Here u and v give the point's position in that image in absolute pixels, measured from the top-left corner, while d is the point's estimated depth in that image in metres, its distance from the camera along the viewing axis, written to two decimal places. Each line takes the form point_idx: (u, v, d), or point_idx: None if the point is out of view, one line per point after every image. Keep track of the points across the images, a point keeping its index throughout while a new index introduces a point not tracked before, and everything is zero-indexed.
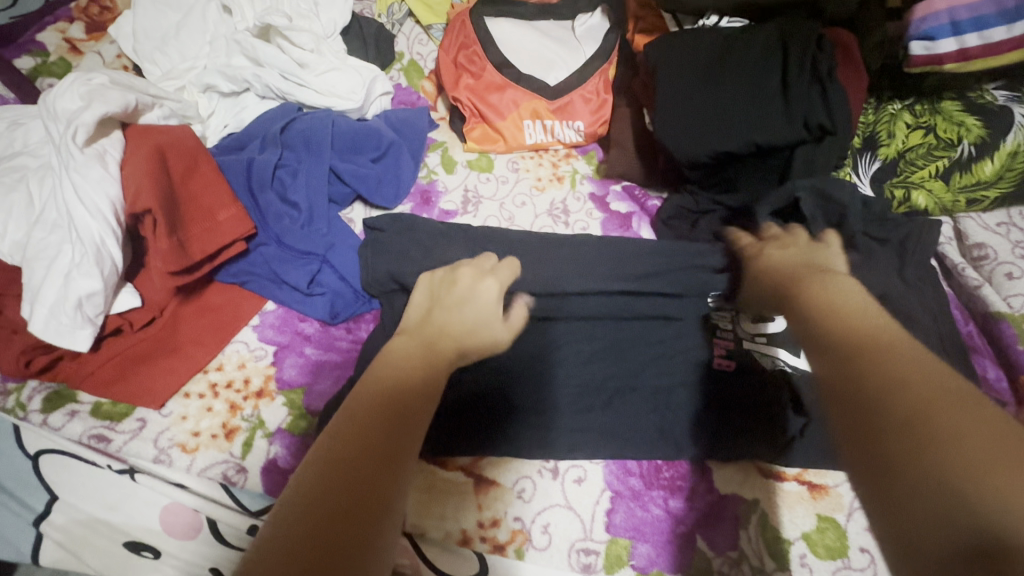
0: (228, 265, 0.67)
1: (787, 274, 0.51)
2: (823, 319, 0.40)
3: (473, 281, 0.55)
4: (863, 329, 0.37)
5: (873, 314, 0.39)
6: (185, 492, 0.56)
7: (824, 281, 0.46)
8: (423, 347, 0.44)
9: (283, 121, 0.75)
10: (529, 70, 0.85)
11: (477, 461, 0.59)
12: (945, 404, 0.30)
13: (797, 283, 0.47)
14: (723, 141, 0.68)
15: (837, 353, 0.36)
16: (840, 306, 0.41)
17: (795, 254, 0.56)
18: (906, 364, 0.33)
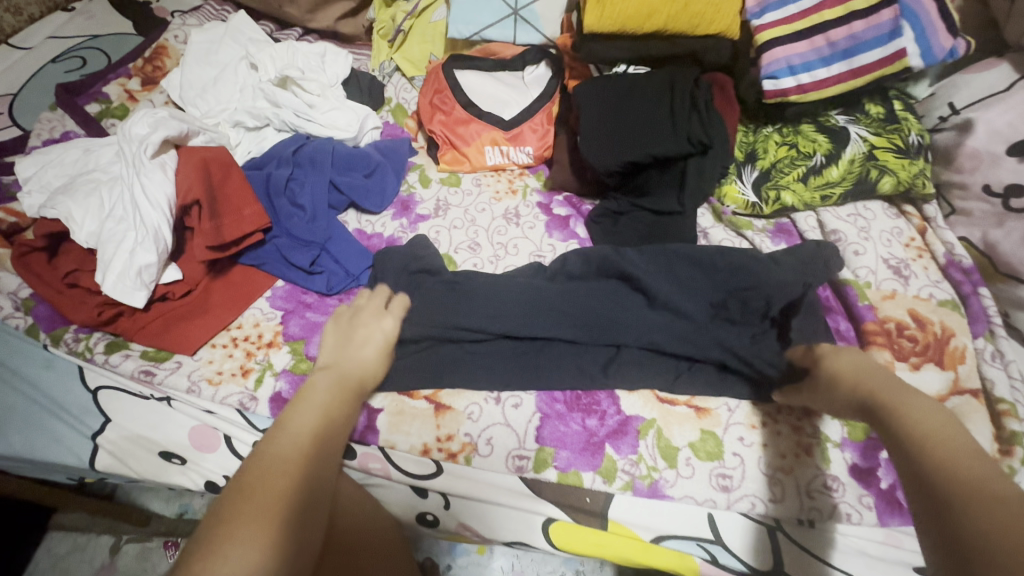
0: (248, 252, 0.86)
1: (866, 377, 0.61)
2: (908, 430, 0.52)
3: (371, 321, 0.75)
4: (928, 428, 0.52)
5: (950, 425, 0.52)
6: (212, 415, 0.73)
7: (903, 392, 0.57)
8: (335, 379, 0.66)
9: (295, 146, 0.97)
10: (488, 108, 1.09)
11: (437, 392, 0.75)
12: (981, 478, 0.46)
13: (877, 393, 0.58)
14: (628, 154, 0.90)
15: (921, 448, 0.50)
16: (916, 414, 0.54)
17: (856, 363, 0.64)
18: (956, 449, 0.49)
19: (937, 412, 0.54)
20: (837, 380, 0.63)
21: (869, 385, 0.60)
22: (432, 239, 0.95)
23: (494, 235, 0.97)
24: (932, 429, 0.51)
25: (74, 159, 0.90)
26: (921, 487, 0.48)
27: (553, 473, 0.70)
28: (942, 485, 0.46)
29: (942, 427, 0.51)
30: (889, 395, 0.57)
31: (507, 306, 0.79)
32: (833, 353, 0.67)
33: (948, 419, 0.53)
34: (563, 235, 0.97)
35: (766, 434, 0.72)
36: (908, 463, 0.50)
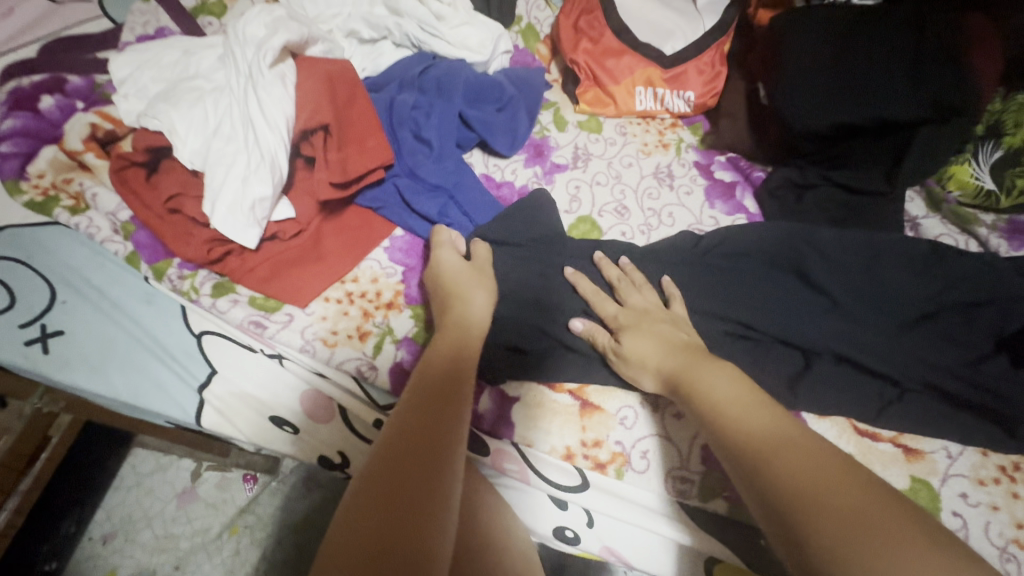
0: (366, 191, 0.74)
1: (668, 358, 0.55)
2: (720, 421, 0.46)
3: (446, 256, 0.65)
4: (737, 410, 0.46)
5: (752, 397, 0.47)
6: (325, 381, 0.63)
7: (698, 363, 0.52)
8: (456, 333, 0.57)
9: (421, 66, 0.81)
10: (646, 38, 0.88)
11: (583, 387, 0.64)
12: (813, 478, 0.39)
13: (683, 370, 0.52)
14: (847, 113, 0.70)
15: (732, 442, 0.44)
16: (713, 395, 0.48)
17: (658, 338, 0.57)
18: (786, 443, 0.42)
19: (739, 380, 0.49)
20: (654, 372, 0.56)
21: (670, 364, 0.54)
22: (571, 195, 0.80)
23: (643, 198, 0.80)
24: (746, 417, 0.45)
25: (172, 61, 0.78)
26: (744, 482, 0.42)
27: (722, 504, 0.58)
28: (759, 481, 0.41)
29: (726, 391, 0.48)
30: (688, 368, 0.52)
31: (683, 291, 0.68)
32: (639, 326, 0.60)
33: (743, 385, 0.48)
34: (727, 207, 0.80)
35: (999, 496, 0.57)
36: (728, 462, 0.44)
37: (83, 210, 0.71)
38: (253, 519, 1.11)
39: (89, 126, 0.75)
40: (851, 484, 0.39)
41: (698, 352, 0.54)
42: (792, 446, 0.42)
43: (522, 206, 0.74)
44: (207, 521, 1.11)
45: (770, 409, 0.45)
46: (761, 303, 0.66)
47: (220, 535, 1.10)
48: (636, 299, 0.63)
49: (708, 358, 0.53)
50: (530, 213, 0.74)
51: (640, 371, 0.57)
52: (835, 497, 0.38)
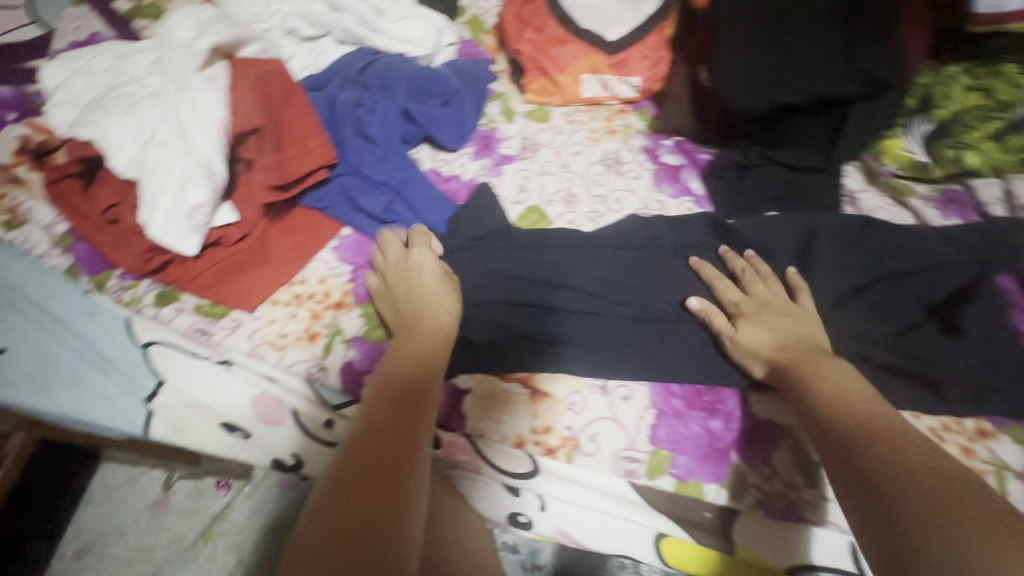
0: (311, 192, 0.74)
1: (781, 349, 0.59)
2: (823, 400, 0.51)
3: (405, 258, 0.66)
4: (840, 398, 0.50)
5: (857, 390, 0.51)
6: (274, 384, 0.63)
7: (815, 360, 0.56)
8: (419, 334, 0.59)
9: (362, 63, 0.80)
10: (588, 24, 0.88)
11: (533, 375, 0.65)
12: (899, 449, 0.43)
13: (794, 362, 0.57)
14: (783, 95, 0.72)
15: (829, 419, 0.49)
16: (821, 384, 0.53)
17: (767, 330, 0.61)
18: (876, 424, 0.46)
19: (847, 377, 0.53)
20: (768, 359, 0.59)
21: (785, 355, 0.58)
22: (520, 186, 0.80)
23: (592, 185, 0.81)
24: (854, 404, 0.49)
25: (105, 68, 0.76)
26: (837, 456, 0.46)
27: (670, 482, 0.60)
28: (850, 458, 0.45)
29: (845, 383, 0.52)
30: (803, 358, 0.57)
31: (620, 279, 0.70)
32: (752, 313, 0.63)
33: (852, 381, 0.52)
34: (674, 190, 0.81)
35: None
36: (828, 439, 0.48)
37: (18, 224, 0.69)
38: (228, 525, 1.11)
39: (20, 138, 0.74)
40: (937, 468, 0.41)
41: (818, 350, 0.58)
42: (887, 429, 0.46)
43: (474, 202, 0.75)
44: (183, 529, 1.11)
45: (870, 401, 0.50)
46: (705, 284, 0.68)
47: (196, 542, 1.10)
48: (760, 291, 0.65)
49: (824, 355, 0.57)
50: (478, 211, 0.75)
51: (751, 358, 0.61)
52: (914, 469, 0.41)
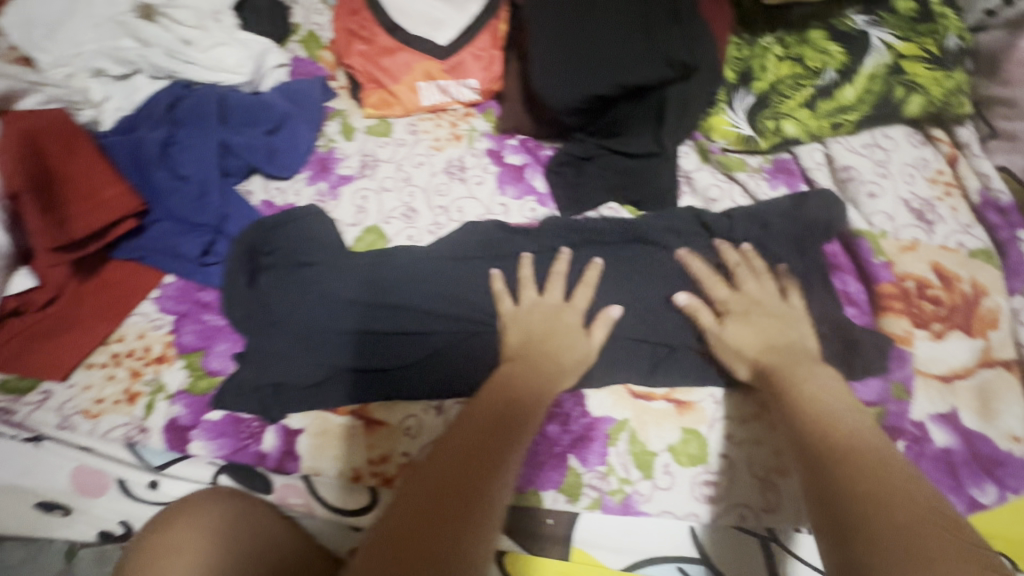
0: (124, 243, 0.70)
1: (769, 351, 0.58)
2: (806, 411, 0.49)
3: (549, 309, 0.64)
4: (827, 410, 0.49)
5: (844, 402, 0.50)
6: (92, 454, 0.60)
7: (796, 365, 0.56)
8: (524, 371, 0.57)
9: (170, 99, 0.76)
10: (417, 31, 0.86)
11: (366, 406, 0.63)
12: (859, 456, 0.42)
13: (777, 367, 0.56)
14: (592, 86, 0.71)
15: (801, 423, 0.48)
16: (811, 393, 0.51)
17: (755, 330, 0.60)
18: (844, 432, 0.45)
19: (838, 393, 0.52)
20: (751, 359, 0.59)
21: (770, 357, 0.58)
22: (357, 207, 0.78)
23: (433, 196, 0.79)
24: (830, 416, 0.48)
25: None
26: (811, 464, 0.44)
27: (509, 496, 0.58)
28: (821, 464, 0.43)
29: (830, 393, 0.51)
30: (803, 362, 0.56)
31: (460, 286, 0.68)
32: (741, 312, 0.62)
33: (834, 390, 0.52)
34: (518, 191, 0.80)
35: (759, 429, 0.61)
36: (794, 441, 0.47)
37: None
38: None
39: None
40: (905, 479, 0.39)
41: (807, 356, 0.57)
42: (854, 435, 0.45)
43: (294, 229, 0.70)
44: None
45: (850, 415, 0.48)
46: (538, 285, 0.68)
47: None
48: (752, 288, 0.64)
49: (813, 361, 0.56)
50: (309, 240, 0.69)
51: (735, 358, 0.60)
52: (881, 479, 0.39)
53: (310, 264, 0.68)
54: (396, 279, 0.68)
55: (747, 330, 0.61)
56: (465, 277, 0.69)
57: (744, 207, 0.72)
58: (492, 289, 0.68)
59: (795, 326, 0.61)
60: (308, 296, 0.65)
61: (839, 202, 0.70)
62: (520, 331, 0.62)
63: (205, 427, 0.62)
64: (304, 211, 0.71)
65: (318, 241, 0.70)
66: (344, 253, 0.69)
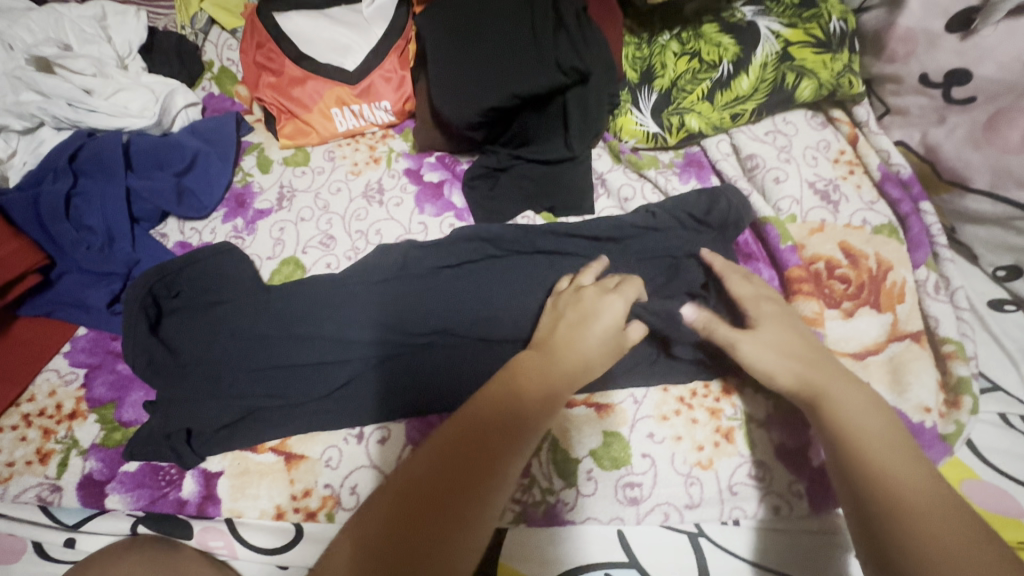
0: (33, 299, 0.69)
1: (807, 361, 0.53)
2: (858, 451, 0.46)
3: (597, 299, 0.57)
4: (886, 453, 0.45)
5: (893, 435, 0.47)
6: (3, 520, 0.59)
7: (834, 379, 0.51)
8: (546, 364, 0.52)
9: (72, 149, 0.76)
10: (325, 59, 0.86)
11: (285, 441, 0.62)
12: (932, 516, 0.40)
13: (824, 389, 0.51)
14: (486, 98, 0.71)
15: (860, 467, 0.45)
16: (856, 424, 0.48)
17: (761, 335, 0.55)
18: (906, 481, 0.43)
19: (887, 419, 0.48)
20: (791, 370, 0.53)
21: (803, 359, 0.53)
22: (275, 240, 0.77)
23: (351, 221, 0.79)
24: (892, 464, 0.44)
25: None
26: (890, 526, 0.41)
27: None
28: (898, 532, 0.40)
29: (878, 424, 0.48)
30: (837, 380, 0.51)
31: (443, 300, 0.67)
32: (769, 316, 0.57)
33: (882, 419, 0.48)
34: (436, 209, 0.80)
35: (679, 425, 0.61)
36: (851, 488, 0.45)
37: None
38: None
39: None
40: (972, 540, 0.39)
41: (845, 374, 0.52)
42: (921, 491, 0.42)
43: (204, 268, 0.69)
44: None
45: (917, 463, 0.44)
46: (455, 301, 0.67)
47: None
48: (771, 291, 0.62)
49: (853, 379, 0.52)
50: (223, 278, 0.69)
51: (769, 367, 0.54)
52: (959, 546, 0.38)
53: (221, 302, 0.67)
54: (312, 309, 0.67)
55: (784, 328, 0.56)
56: (437, 290, 0.68)
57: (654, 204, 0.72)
58: (422, 303, 0.67)
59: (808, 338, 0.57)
60: (221, 337, 0.65)
61: (741, 193, 0.70)
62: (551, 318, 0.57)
63: (121, 479, 0.60)
64: (217, 251, 0.70)
65: (229, 277, 0.69)
66: (260, 288, 0.68)
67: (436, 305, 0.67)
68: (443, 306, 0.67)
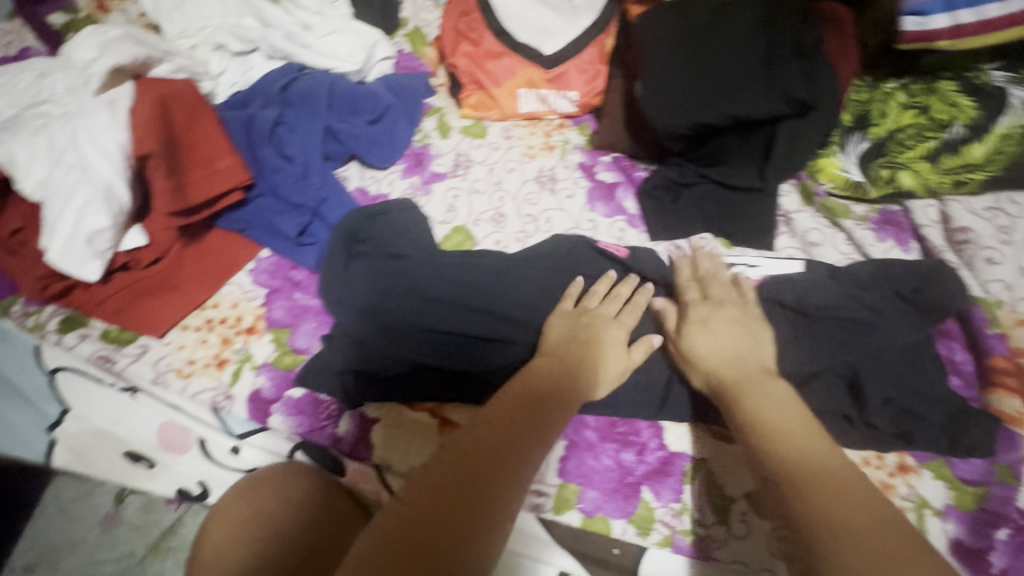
0: (227, 213, 0.72)
1: (735, 359, 0.54)
2: (764, 436, 0.46)
3: (606, 319, 0.60)
4: (793, 435, 0.45)
5: (802, 420, 0.47)
6: (180, 413, 0.62)
7: (755, 377, 0.52)
8: (562, 369, 0.53)
9: (284, 79, 0.79)
10: (526, 38, 0.86)
11: (442, 405, 0.64)
12: (836, 485, 0.40)
13: (739, 381, 0.52)
14: (701, 113, 0.71)
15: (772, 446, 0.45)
16: (767, 412, 0.48)
17: (720, 333, 0.57)
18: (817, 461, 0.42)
19: (795, 406, 0.48)
20: (709, 368, 0.55)
21: (730, 358, 0.55)
22: (448, 205, 0.78)
23: (523, 204, 0.79)
24: (803, 444, 0.44)
25: (26, 86, 0.75)
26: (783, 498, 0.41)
27: (576, 516, 0.58)
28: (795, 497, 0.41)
29: (785, 411, 0.48)
30: (751, 377, 0.52)
31: (533, 281, 0.68)
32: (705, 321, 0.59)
33: (793, 407, 0.48)
34: (608, 209, 0.79)
35: None
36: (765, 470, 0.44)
37: None
38: (178, 541, 0.99)
39: None
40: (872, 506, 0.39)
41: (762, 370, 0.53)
42: (835, 467, 0.42)
43: (393, 221, 0.71)
44: (133, 543, 0.99)
45: (821, 442, 0.44)
46: None
47: (145, 557, 0.98)
48: (719, 293, 0.63)
49: (770, 377, 0.52)
50: (410, 237, 0.70)
51: (693, 368, 0.57)
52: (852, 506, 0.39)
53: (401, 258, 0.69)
54: (487, 280, 0.68)
55: (730, 329, 0.58)
56: (526, 273, 0.68)
57: (843, 265, 0.69)
58: (510, 280, 0.68)
59: (754, 336, 0.57)
60: (397, 292, 0.66)
61: (953, 274, 0.65)
62: (562, 329, 0.59)
63: (286, 402, 0.63)
64: (402, 206, 0.72)
65: (410, 234, 0.70)
66: (437, 252, 0.70)
67: (554, 285, 0.67)
68: (547, 285, 0.67)
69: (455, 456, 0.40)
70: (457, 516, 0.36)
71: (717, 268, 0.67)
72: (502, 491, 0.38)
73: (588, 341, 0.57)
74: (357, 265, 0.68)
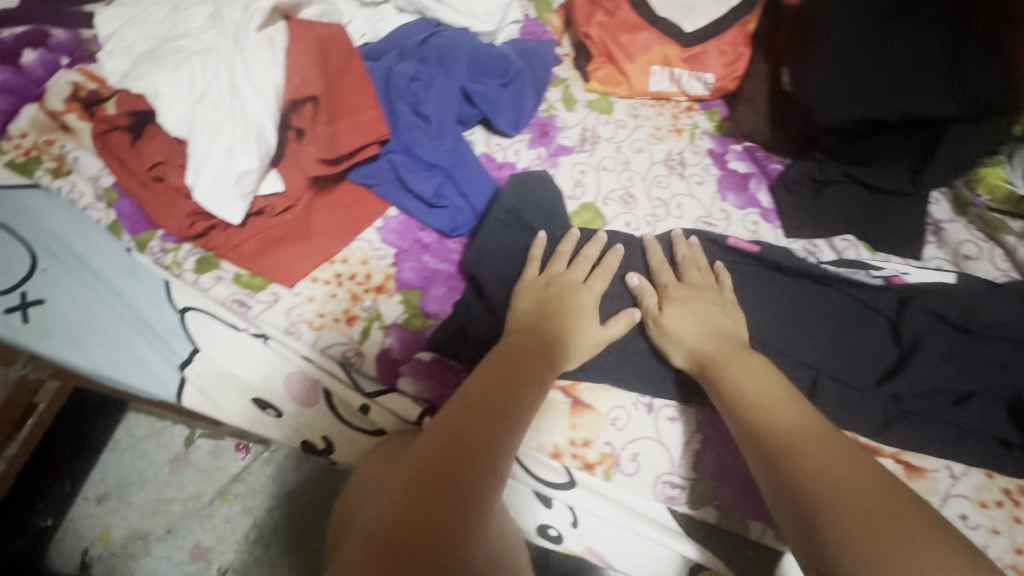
0: (359, 166, 0.70)
1: (710, 338, 0.56)
2: (745, 415, 0.48)
3: (576, 285, 0.60)
4: (772, 409, 0.47)
5: (781, 390, 0.49)
6: (310, 365, 0.62)
7: (734, 353, 0.53)
8: (539, 338, 0.54)
9: (422, 35, 0.77)
10: (667, 13, 0.82)
11: (576, 384, 0.62)
12: (818, 454, 0.42)
13: (716, 359, 0.54)
14: (868, 108, 0.69)
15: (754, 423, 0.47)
16: (747, 388, 0.50)
17: (692, 316, 0.58)
18: (795, 433, 0.44)
19: (772, 377, 0.50)
20: (686, 347, 0.57)
21: (709, 339, 0.55)
22: (575, 180, 0.76)
23: (652, 186, 0.76)
24: (780, 416, 0.46)
25: (160, 18, 0.72)
26: (769, 471, 0.44)
27: (711, 512, 0.56)
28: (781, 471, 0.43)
29: (762, 383, 0.50)
30: (722, 355, 0.54)
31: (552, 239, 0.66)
32: (682, 302, 0.59)
33: (772, 379, 0.50)
34: (740, 200, 0.75)
35: (1000, 518, 0.55)
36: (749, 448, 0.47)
37: (64, 172, 0.69)
38: (245, 488, 0.99)
39: (72, 84, 0.71)
40: (860, 469, 0.41)
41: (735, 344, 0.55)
42: (816, 435, 0.44)
43: (529, 189, 0.69)
44: (201, 486, 0.99)
45: (800, 411, 0.46)
46: (774, 309, 0.64)
47: (212, 502, 0.98)
48: (694, 278, 0.63)
49: (743, 352, 0.54)
50: (544, 211, 0.68)
51: (672, 345, 0.58)
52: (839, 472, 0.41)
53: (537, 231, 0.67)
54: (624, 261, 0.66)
55: (689, 311, 0.58)
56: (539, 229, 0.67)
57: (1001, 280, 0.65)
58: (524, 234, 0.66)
59: (713, 315, 0.58)
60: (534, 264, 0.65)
61: None
62: (531, 297, 0.58)
63: (414, 365, 0.62)
64: (536, 177, 0.70)
65: (545, 206, 0.68)
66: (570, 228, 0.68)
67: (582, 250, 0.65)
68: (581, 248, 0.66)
69: (450, 422, 0.43)
70: (457, 468, 0.39)
71: (695, 253, 0.66)
72: (491, 449, 0.41)
73: (558, 312, 0.57)
74: (491, 231, 0.66)
